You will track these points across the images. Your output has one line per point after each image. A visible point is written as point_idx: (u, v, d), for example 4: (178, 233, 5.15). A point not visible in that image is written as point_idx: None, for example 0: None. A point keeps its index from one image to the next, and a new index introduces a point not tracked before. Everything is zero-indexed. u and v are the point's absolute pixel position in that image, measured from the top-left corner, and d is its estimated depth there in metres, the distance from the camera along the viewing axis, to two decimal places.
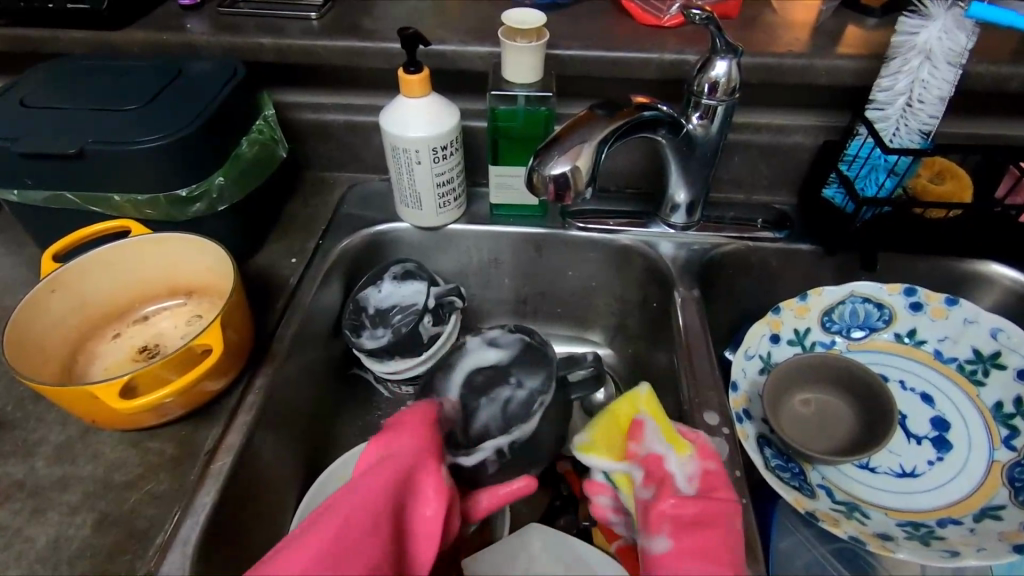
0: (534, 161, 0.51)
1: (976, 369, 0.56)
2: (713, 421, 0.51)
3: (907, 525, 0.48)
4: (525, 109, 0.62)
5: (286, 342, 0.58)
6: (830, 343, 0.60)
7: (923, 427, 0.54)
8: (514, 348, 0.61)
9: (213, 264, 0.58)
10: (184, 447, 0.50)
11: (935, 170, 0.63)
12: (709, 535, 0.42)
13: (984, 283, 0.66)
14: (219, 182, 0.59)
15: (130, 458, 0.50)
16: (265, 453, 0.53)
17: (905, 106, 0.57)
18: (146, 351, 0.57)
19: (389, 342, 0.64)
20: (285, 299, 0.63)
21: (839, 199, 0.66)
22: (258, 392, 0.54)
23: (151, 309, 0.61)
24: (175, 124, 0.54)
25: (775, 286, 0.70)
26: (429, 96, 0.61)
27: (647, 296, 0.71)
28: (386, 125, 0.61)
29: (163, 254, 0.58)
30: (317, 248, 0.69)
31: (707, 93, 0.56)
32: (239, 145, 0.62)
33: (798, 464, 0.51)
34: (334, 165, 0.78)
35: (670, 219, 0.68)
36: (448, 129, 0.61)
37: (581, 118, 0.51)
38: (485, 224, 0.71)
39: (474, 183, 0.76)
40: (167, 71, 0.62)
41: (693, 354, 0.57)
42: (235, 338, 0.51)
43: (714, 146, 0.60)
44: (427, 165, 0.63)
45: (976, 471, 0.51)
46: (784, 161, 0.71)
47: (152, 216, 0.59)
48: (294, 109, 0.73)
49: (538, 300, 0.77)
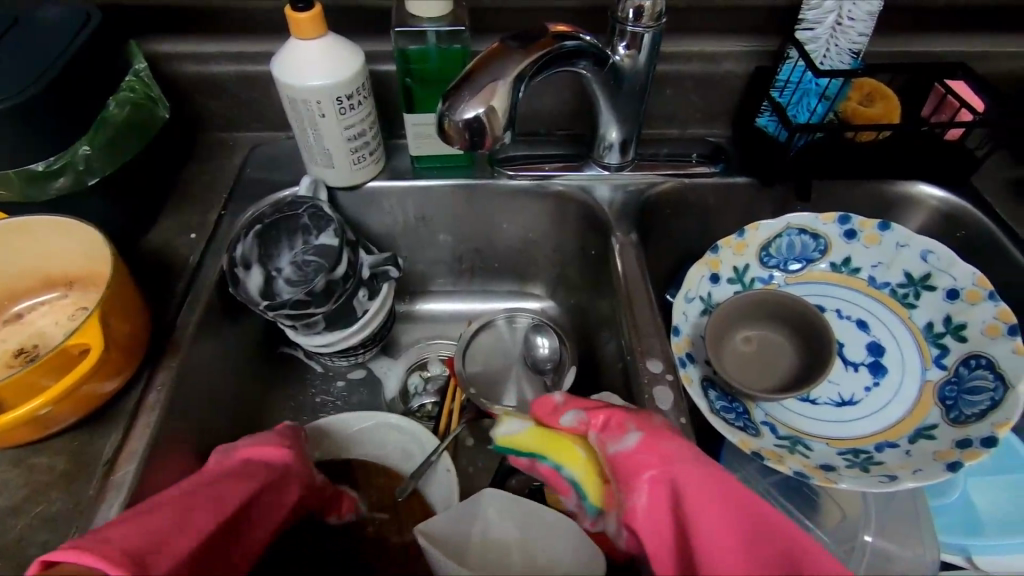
0: (444, 104, 0.45)
1: (908, 292, 0.56)
2: (656, 369, 0.50)
3: (847, 453, 0.48)
4: (438, 48, 0.56)
5: (190, 330, 0.52)
6: (768, 278, 0.59)
7: (859, 354, 0.55)
8: (256, 245, 0.59)
9: (88, 249, 0.50)
10: (78, 459, 0.44)
11: (863, 92, 0.61)
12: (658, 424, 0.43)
13: (914, 205, 0.66)
14: (85, 152, 0.51)
15: (14, 479, 0.43)
16: (178, 456, 0.48)
17: (836, 23, 0.56)
18: (23, 355, 0.50)
19: (330, 313, 0.58)
20: (186, 281, 0.56)
21: (773, 127, 0.64)
22: (160, 388, 0.48)
23: (24, 305, 0.53)
24: (14, 84, 0.45)
25: (714, 223, 0.69)
26: (326, 37, 0.53)
27: (585, 244, 0.68)
28: (279, 73, 0.54)
29: (26, 241, 0.50)
30: (220, 220, 0.62)
31: (632, 20, 0.51)
32: (106, 107, 0.53)
33: (742, 403, 0.51)
34: (231, 123, 0.69)
35: (604, 160, 0.65)
36: (351, 75, 0.54)
37: (492, 52, 0.46)
38: (408, 178, 0.66)
39: (393, 134, 0.69)
40: (3, 21, 0.52)
41: (634, 301, 0.55)
42: (121, 332, 0.44)
43: (642, 78, 0.56)
44: (333, 118, 0.56)
45: (910, 393, 0.52)
46: (717, 91, 0.67)
47: (7, 198, 0.50)
48: (170, 59, 0.63)
49: (474, 257, 0.73)
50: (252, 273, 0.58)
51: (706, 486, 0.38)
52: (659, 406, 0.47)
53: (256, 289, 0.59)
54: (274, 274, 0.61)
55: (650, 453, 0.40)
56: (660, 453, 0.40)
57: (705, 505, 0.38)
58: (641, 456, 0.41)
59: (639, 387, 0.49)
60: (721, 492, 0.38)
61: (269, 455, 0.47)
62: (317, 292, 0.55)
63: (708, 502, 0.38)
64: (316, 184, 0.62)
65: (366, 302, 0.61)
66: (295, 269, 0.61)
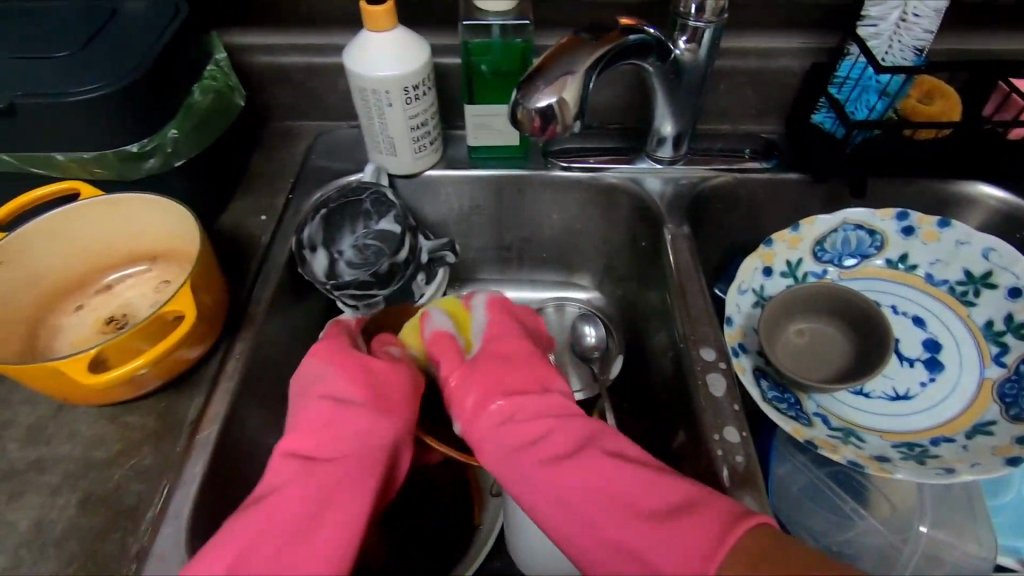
0: (517, 94, 0.47)
1: (967, 290, 0.56)
2: (709, 357, 0.51)
3: (901, 446, 0.49)
4: (502, 41, 0.58)
5: (264, 305, 0.55)
6: (821, 273, 0.59)
7: (915, 350, 0.55)
8: (321, 228, 0.62)
9: (175, 225, 0.53)
10: (166, 420, 0.48)
11: (923, 89, 0.61)
12: (483, 397, 0.47)
13: (972, 205, 0.66)
14: (173, 135, 0.54)
15: (109, 435, 0.47)
16: (253, 422, 0.51)
17: (900, 20, 0.56)
18: (114, 322, 0.54)
19: (389, 295, 0.61)
20: (258, 260, 0.59)
21: (829, 124, 0.64)
22: (239, 357, 0.51)
23: (113, 277, 0.57)
24: (116, 70, 0.49)
25: (765, 219, 0.69)
26: (396, 29, 0.56)
27: (635, 236, 0.69)
28: (351, 63, 0.56)
29: (120, 217, 0.53)
30: (287, 204, 0.65)
31: (695, 14, 0.52)
32: (191, 94, 0.57)
33: (794, 394, 0.51)
34: (296, 112, 0.72)
35: (656, 153, 0.66)
36: (419, 66, 0.56)
37: (563, 45, 0.47)
38: (464, 168, 0.68)
39: (450, 125, 0.71)
40: (100, 12, 0.55)
41: (687, 291, 0.56)
42: (207, 302, 0.48)
43: (702, 72, 0.57)
44: (399, 107, 0.58)
45: (967, 389, 0.52)
46: (772, 87, 0.67)
47: (103, 176, 0.54)
48: (245, 50, 0.66)
49: (523, 247, 0.75)
50: (318, 255, 0.62)
51: (524, 476, 0.42)
52: (713, 393, 0.48)
53: (322, 271, 0.62)
54: (336, 256, 0.64)
55: (473, 433, 0.46)
56: (476, 436, 0.46)
57: (525, 490, 0.42)
58: (472, 436, 0.47)
59: (692, 374, 0.50)
60: (535, 480, 0.42)
61: (316, 415, 0.44)
62: (381, 273, 0.59)
63: (524, 494, 0.42)
64: (378, 172, 0.64)
65: (423, 285, 0.64)
66: (357, 252, 0.64)
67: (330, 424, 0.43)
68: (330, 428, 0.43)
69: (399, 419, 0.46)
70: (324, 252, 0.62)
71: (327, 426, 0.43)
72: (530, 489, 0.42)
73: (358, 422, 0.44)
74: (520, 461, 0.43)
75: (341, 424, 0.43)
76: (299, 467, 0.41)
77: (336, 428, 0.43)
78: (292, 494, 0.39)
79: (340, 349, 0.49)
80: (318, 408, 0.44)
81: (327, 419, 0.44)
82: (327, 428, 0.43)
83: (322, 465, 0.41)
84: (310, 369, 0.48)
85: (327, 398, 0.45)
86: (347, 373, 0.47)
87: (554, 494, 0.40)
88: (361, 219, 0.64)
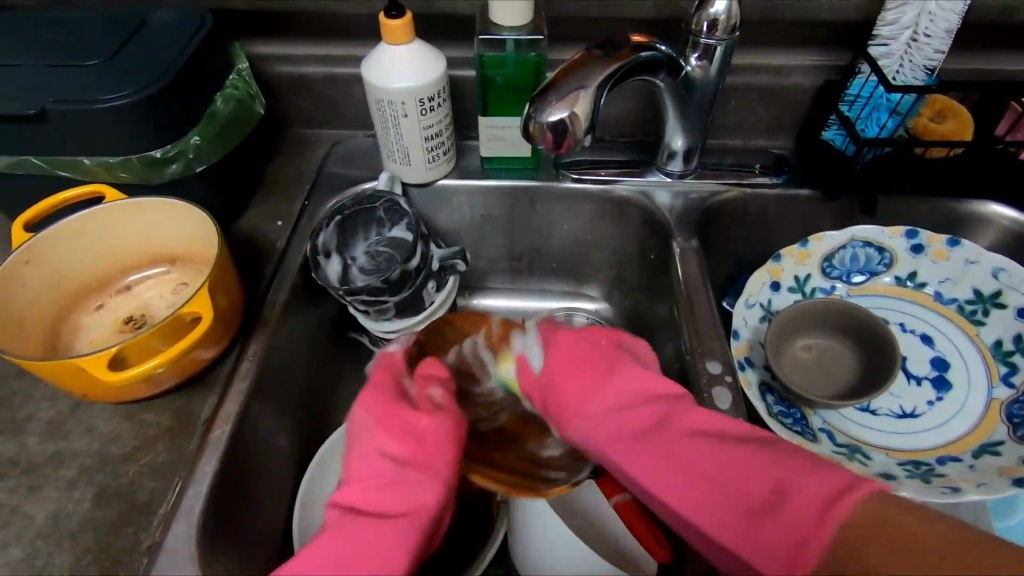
0: (530, 108, 0.48)
1: (977, 309, 0.56)
2: (715, 370, 0.51)
3: (907, 464, 0.49)
4: (516, 55, 0.59)
5: (278, 308, 0.56)
6: (830, 289, 0.59)
7: (923, 368, 0.55)
8: (336, 234, 0.63)
9: (194, 228, 0.55)
10: (181, 418, 0.49)
11: (935, 109, 0.61)
12: (581, 397, 0.48)
13: (983, 224, 0.66)
14: (195, 142, 0.56)
15: (125, 431, 0.49)
16: (265, 423, 0.52)
17: (911, 40, 0.56)
18: (132, 322, 0.55)
19: (399, 302, 0.61)
20: (273, 264, 0.61)
21: (839, 141, 0.64)
22: (252, 358, 0.52)
23: (133, 278, 0.58)
24: (143, 79, 0.51)
25: (775, 234, 0.69)
26: (413, 43, 0.57)
27: (644, 248, 0.69)
28: (369, 75, 0.58)
29: (142, 219, 0.55)
30: (303, 210, 0.66)
31: (706, 32, 0.53)
32: (213, 102, 0.59)
33: (799, 409, 0.51)
34: (314, 121, 0.74)
35: (667, 167, 0.67)
36: (434, 79, 0.58)
37: (576, 61, 0.48)
38: (477, 178, 0.69)
39: (464, 135, 0.73)
40: (129, 22, 0.57)
41: (695, 304, 0.57)
42: (224, 304, 0.49)
43: (713, 88, 0.58)
44: (414, 118, 0.60)
45: (975, 409, 0.51)
46: (783, 103, 0.68)
47: (127, 180, 0.55)
48: (267, 60, 0.68)
49: (533, 257, 0.76)
50: (331, 261, 0.63)
51: (664, 472, 0.42)
52: (718, 406, 0.49)
53: (335, 277, 0.63)
54: (349, 262, 0.65)
55: (594, 440, 0.46)
56: (598, 437, 0.46)
57: (669, 481, 0.41)
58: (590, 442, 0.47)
59: (698, 386, 0.51)
60: (672, 471, 0.41)
61: (361, 472, 0.44)
62: (392, 280, 0.59)
63: (668, 492, 0.41)
64: (392, 181, 0.66)
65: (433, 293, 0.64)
66: (370, 259, 0.65)
67: (377, 485, 0.44)
68: (377, 487, 0.43)
69: (440, 476, 0.45)
70: (337, 258, 0.63)
71: (376, 483, 0.44)
72: (667, 478, 0.41)
73: (414, 487, 0.44)
74: (643, 455, 0.43)
75: (393, 484, 0.44)
76: (346, 525, 0.41)
77: (384, 487, 0.43)
78: (333, 549, 0.39)
79: (393, 399, 0.49)
80: (365, 465, 0.45)
81: (374, 477, 0.44)
82: (373, 489, 0.43)
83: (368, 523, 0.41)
84: (363, 418, 0.48)
85: (375, 454, 0.45)
86: (396, 426, 0.47)
87: (689, 488, 0.40)
88: (374, 227, 0.65)
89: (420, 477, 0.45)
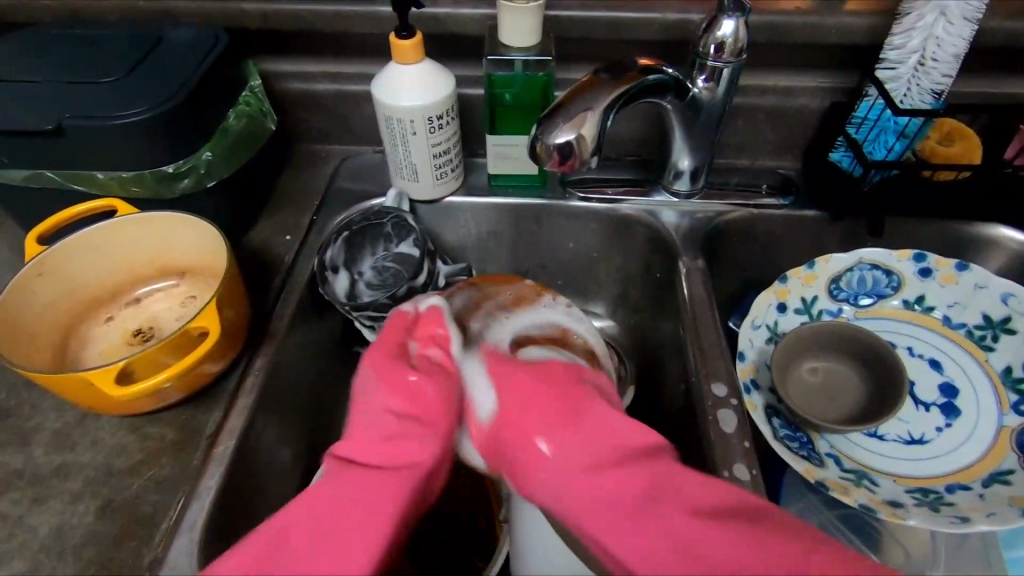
0: (538, 129, 0.48)
1: (986, 335, 0.56)
2: (721, 393, 0.51)
3: (916, 491, 0.48)
4: (523, 75, 0.60)
5: (284, 322, 0.57)
6: (837, 311, 0.59)
7: (931, 393, 0.54)
8: (343, 249, 0.63)
9: (204, 242, 0.55)
10: (186, 432, 0.49)
11: (943, 132, 0.61)
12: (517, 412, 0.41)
13: (992, 246, 0.65)
14: (207, 157, 0.57)
15: (130, 444, 0.49)
16: (269, 437, 0.52)
17: (918, 64, 0.56)
18: (140, 335, 0.56)
19: None
20: (281, 278, 0.61)
21: (846, 163, 0.64)
22: (257, 373, 0.52)
23: (143, 291, 0.59)
24: (157, 96, 0.52)
25: (781, 254, 0.69)
26: (423, 62, 0.58)
27: (650, 266, 0.69)
28: (378, 93, 0.59)
29: (153, 233, 0.56)
30: (312, 224, 0.67)
31: (713, 54, 0.53)
32: (226, 118, 0.60)
33: (806, 433, 0.51)
34: (324, 136, 0.74)
35: (673, 186, 0.67)
36: (443, 97, 0.58)
37: (584, 83, 0.49)
38: (484, 196, 0.69)
39: (472, 152, 0.73)
40: (145, 40, 0.59)
41: (700, 324, 0.57)
42: (231, 318, 0.49)
43: (719, 110, 0.58)
44: (422, 136, 0.60)
45: (985, 436, 0.51)
46: (790, 124, 0.68)
47: (138, 194, 0.56)
48: (279, 77, 0.69)
49: (539, 273, 0.76)
50: (339, 276, 0.63)
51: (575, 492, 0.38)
52: (723, 428, 0.48)
53: (342, 292, 0.63)
54: (356, 277, 0.65)
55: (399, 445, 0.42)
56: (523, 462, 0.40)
57: (582, 504, 0.37)
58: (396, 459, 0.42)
59: (702, 408, 0.50)
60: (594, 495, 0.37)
61: (365, 428, 0.42)
62: (399, 297, 0.60)
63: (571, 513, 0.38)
64: (400, 198, 0.66)
65: None
66: (377, 275, 0.65)
67: (372, 444, 0.41)
68: (375, 441, 0.41)
69: (441, 434, 0.42)
70: (345, 273, 0.64)
71: (375, 438, 0.41)
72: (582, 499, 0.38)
73: (417, 443, 0.41)
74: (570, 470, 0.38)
75: (395, 436, 0.41)
76: (341, 479, 0.38)
77: (383, 444, 0.41)
78: (327, 501, 0.37)
79: (394, 355, 0.46)
80: (366, 418, 0.43)
81: (373, 429, 0.42)
82: (370, 446, 0.41)
83: (370, 475, 0.39)
84: (366, 375, 0.45)
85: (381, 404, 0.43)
86: (399, 381, 0.44)
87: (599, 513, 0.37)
88: (381, 243, 0.66)
89: (421, 435, 0.42)
